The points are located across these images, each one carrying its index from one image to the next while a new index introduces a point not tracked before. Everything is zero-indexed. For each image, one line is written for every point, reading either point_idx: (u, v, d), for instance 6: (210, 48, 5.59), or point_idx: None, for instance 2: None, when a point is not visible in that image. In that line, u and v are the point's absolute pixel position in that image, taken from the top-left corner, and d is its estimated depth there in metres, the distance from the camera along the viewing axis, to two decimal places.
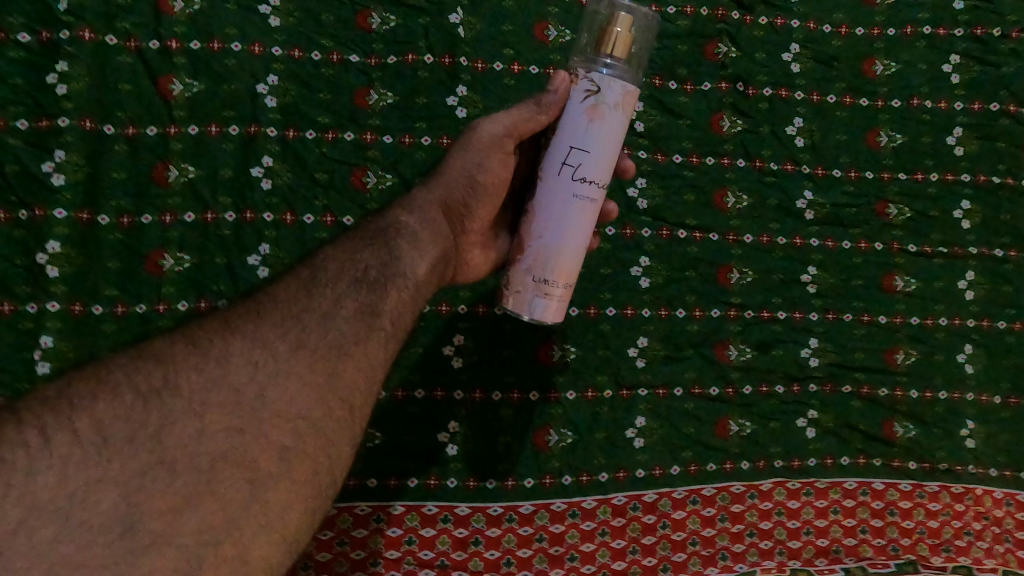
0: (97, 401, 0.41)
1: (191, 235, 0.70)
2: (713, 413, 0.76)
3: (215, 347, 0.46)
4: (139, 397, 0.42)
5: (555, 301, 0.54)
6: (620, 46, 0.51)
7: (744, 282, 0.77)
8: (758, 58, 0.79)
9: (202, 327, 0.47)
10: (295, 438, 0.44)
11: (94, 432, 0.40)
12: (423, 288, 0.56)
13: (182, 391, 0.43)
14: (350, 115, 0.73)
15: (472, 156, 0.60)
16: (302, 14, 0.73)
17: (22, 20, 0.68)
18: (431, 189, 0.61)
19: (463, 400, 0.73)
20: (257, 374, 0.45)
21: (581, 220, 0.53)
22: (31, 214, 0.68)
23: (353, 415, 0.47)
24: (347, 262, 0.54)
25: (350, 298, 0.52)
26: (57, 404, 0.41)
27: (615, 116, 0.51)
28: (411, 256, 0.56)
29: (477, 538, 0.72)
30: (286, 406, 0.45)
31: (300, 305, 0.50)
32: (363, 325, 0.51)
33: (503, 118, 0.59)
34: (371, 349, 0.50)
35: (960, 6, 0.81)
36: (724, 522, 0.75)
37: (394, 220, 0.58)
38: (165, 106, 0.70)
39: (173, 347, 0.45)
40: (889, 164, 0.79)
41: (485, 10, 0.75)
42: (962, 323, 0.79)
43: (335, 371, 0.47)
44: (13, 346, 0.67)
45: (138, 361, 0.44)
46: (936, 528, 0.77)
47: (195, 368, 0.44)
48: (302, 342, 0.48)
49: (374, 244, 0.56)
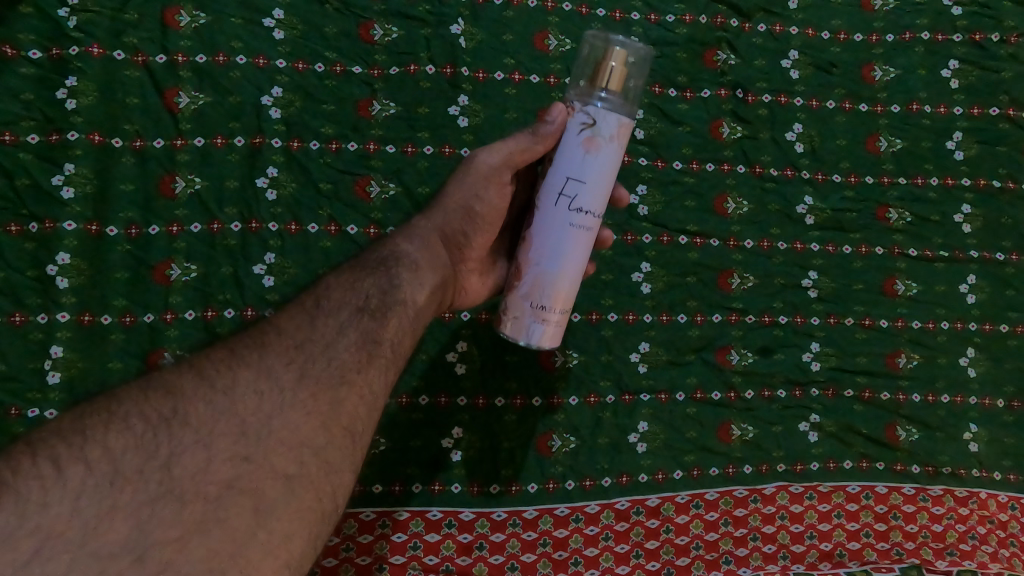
0: (109, 433, 0.43)
1: (198, 245, 0.71)
2: (716, 418, 0.76)
3: (222, 378, 0.47)
4: (149, 427, 0.43)
5: (552, 327, 0.56)
6: (615, 80, 0.52)
7: (745, 287, 0.78)
8: (757, 65, 0.79)
9: (208, 358, 0.48)
10: (300, 466, 0.46)
11: (106, 462, 0.42)
12: (422, 315, 0.58)
13: (191, 421, 0.45)
14: (354, 125, 0.74)
15: (469, 187, 0.61)
16: (306, 27, 0.74)
17: (32, 37, 0.70)
18: (430, 219, 0.62)
19: (467, 406, 0.74)
20: (263, 404, 0.47)
21: (578, 248, 0.55)
22: (41, 226, 0.69)
23: (354, 442, 0.49)
24: (348, 290, 0.55)
25: (351, 328, 0.53)
26: (69, 436, 0.42)
27: (611, 148, 0.52)
28: (411, 285, 0.57)
29: (481, 543, 0.72)
30: (290, 435, 0.46)
31: (304, 335, 0.52)
32: (364, 354, 0.52)
33: (499, 148, 0.60)
34: (372, 377, 0.52)
35: (959, 12, 0.81)
36: (727, 526, 0.75)
37: (394, 249, 0.60)
38: (172, 119, 0.72)
39: (182, 379, 0.47)
40: (889, 168, 0.80)
41: (485, 21, 0.76)
42: (964, 326, 0.79)
43: (337, 400, 0.49)
44: (23, 356, 0.68)
45: (147, 394, 0.45)
46: (940, 531, 0.77)
47: (204, 399, 0.46)
48: (305, 372, 0.49)
49: (375, 272, 0.57)
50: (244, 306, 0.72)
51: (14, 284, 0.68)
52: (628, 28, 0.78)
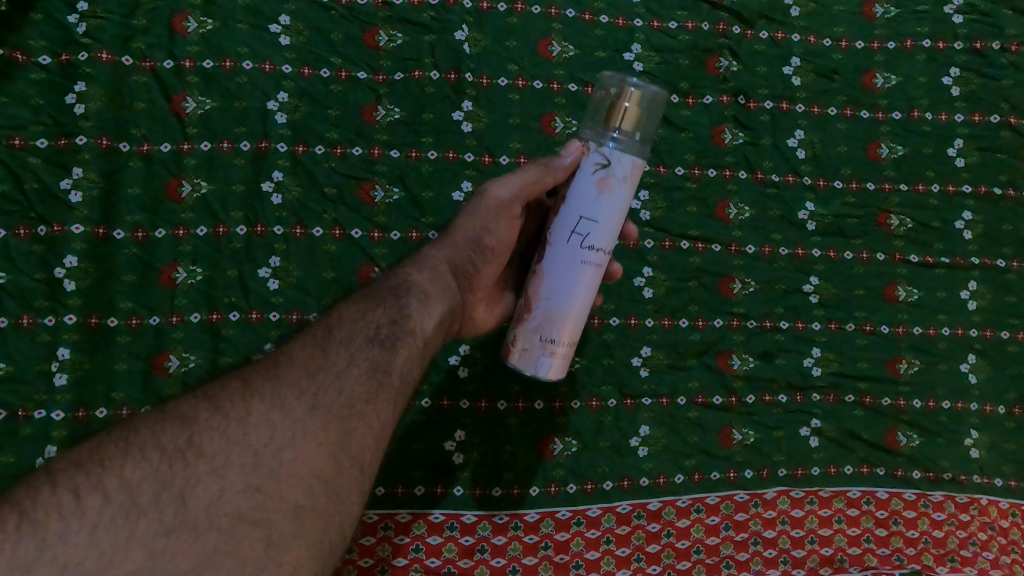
0: (126, 463, 0.45)
1: (203, 248, 0.72)
2: (717, 423, 0.76)
3: (236, 408, 0.49)
4: (165, 458, 0.46)
5: (560, 360, 0.57)
6: (629, 121, 0.53)
7: (746, 292, 0.78)
8: (759, 71, 0.80)
9: (223, 387, 0.51)
10: (309, 497, 0.48)
11: (122, 493, 0.44)
12: (431, 344, 0.59)
13: (205, 452, 0.47)
14: (358, 130, 0.75)
15: (480, 217, 0.62)
16: (312, 33, 0.75)
17: (42, 43, 0.71)
18: (442, 248, 0.63)
19: (469, 409, 0.74)
20: (275, 435, 0.49)
21: (588, 284, 0.56)
22: (49, 229, 0.70)
23: (363, 472, 0.51)
24: (360, 319, 0.57)
25: (362, 358, 0.55)
26: (88, 465, 0.45)
27: (623, 188, 0.53)
28: (421, 314, 0.58)
29: (483, 546, 0.73)
30: (300, 466, 0.49)
31: (316, 366, 0.53)
32: (373, 385, 0.54)
33: (512, 182, 0.61)
34: (381, 407, 0.54)
35: (959, 20, 0.82)
36: (728, 530, 0.75)
37: (406, 278, 0.60)
38: (178, 124, 0.72)
39: (197, 408, 0.49)
40: (890, 175, 0.80)
41: (490, 28, 0.77)
42: (965, 332, 0.80)
43: (347, 431, 0.51)
44: (30, 357, 0.69)
45: (164, 423, 0.48)
46: (941, 537, 0.77)
47: (218, 430, 0.48)
48: (316, 403, 0.51)
49: (386, 301, 0.58)
50: (249, 308, 0.72)
51: (21, 286, 0.69)
52: (631, 35, 0.79)
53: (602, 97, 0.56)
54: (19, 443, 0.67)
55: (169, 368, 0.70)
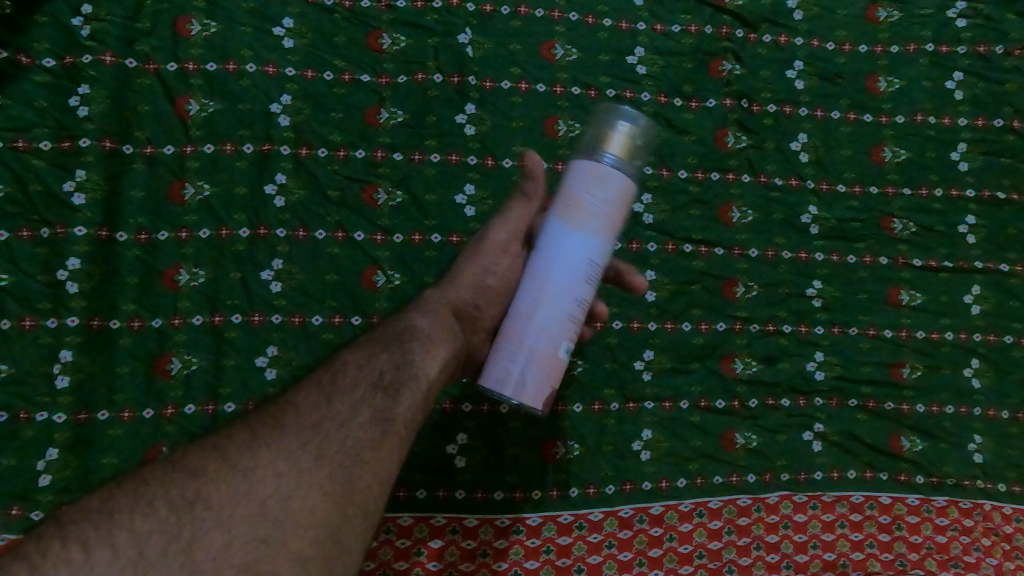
0: (135, 514, 0.46)
1: (207, 251, 0.72)
2: (719, 427, 0.76)
3: (242, 458, 0.50)
4: (172, 509, 0.47)
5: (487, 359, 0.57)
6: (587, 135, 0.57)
7: (749, 295, 0.78)
8: (762, 75, 0.80)
9: (230, 438, 0.51)
10: (315, 547, 0.48)
11: (130, 546, 0.45)
12: (435, 388, 0.58)
13: (213, 502, 0.48)
14: (362, 133, 0.75)
15: (481, 259, 0.63)
16: (316, 36, 0.76)
17: (47, 45, 0.71)
18: (444, 290, 0.63)
19: (471, 413, 0.74)
20: (281, 485, 0.49)
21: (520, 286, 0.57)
22: (52, 231, 0.70)
23: (368, 520, 0.51)
24: (364, 367, 0.56)
25: (366, 405, 0.54)
26: (98, 518, 0.45)
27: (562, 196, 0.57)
28: (425, 360, 0.58)
29: (485, 550, 0.72)
30: (306, 516, 0.49)
31: (320, 415, 0.53)
32: (378, 433, 0.54)
33: (509, 224, 0.63)
34: (385, 455, 0.53)
35: (963, 24, 0.82)
36: (730, 535, 0.75)
37: (408, 323, 0.60)
38: (182, 126, 0.72)
39: (203, 459, 0.50)
40: (893, 178, 0.80)
41: (493, 31, 0.77)
42: (969, 337, 0.79)
43: (352, 480, 0.51)
44: (32, 359, 0.68)
45: (172, 475, 0.49)
46: (945, 543, 0.76)
47: (224, 480, 0.49)
48: (321, 452, 0.51)
49: (389, 347, 0.58)
50: (251, 311, 0.72)
51: (24, 288, 0.69)
52: (635, 39, 0.79)
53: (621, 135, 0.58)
54: (21, 446, 0.67)
55: (171, 370, 0.70)
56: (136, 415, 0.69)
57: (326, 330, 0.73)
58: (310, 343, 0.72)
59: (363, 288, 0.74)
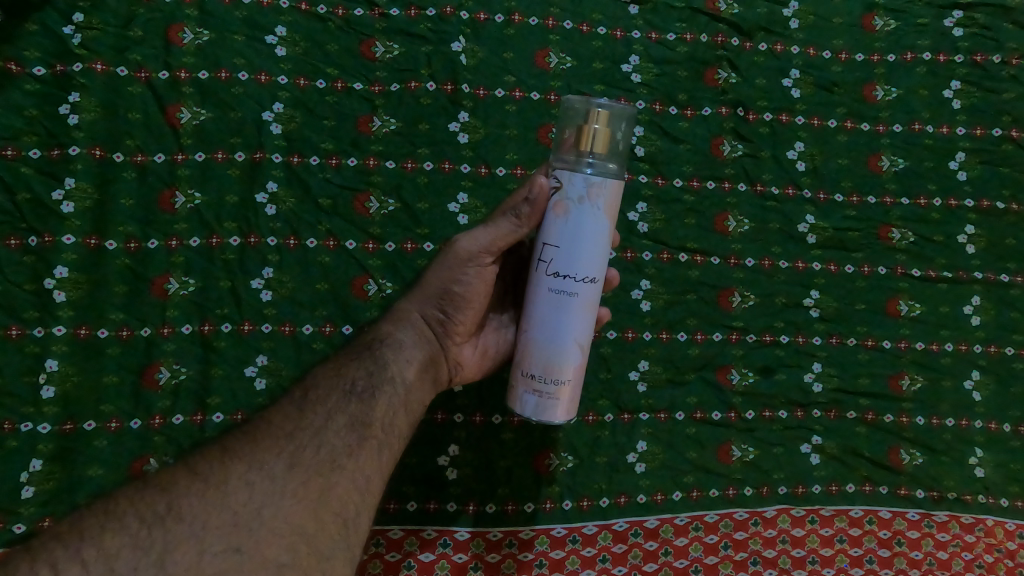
0: (104, 532, 0.45)
1: (197, 260, 0.71)
2: (715, 438, 0.75)
3: (215, 473, 0.50)
4: (143, 524, 0.46)
5: (544, 398, 0.54)
6: (599, 144, 0.52)
7: (745, 306, 0.77)
8: (757, 84, 0.79)
9: (203, 455, 0.51)
10: (291, 555, 0.48)
11: (100, 562, 0.44)
12: (413, 390, 0.60)
13: (185, 515, 0.47)
14: (354, 141, 0.75)
15: (447, 268, 0.60)
16: (308, 44, 0.75)
17: (38, 54, 0.71)
18: (417, 300, 0.63)
19: (463, 423, 0.73)
20: (253, 495, 0.49)
21: (566, 316, 0.53)
22: (40, 239, 0.69)
23: (348, 529, 0.51)
24: (336, 378, 0.58)
25: (339, 413, 0.56)
26: (67, 537, 0.45)
27: (581, 211, 0.51)
28: (398, 364, 0.60)
29: (476, 564, 0.71)
30: (283, 524, 0.49)
31: (292, 425, 0.54)
32: (354, 438, 0.55)
33: (481, 234, 0.58)
34: (363, 460, 0.54)
35: (960, 33, 0.81)
36: (727, 549, 0.74)
37: (382, 333, 0.61)
38: (173, 133, 0.72)
39: (175, 475, 0.49)
40: (891, 188, 0.79)
41: (486, 38, 0.77)
42: (969, 348, 0.78)
43: (327, 486, 0.51)
44: (18, 370, 0.68)
45: (144, 492, 0.48)
46: (945, 559, 0.75)
47: (197, 494, 0.48)
48: (295, 461, 0.52)
49: (361, 357, 0.60)
50: (241, 320, 0.71)
51: (11, 298, 0.69)
52: (629, 46, 0.79)
53: (567, 118, 0.55)
54: (6, 457, 0.67)
55: (159, 380, 0.70)
56: (123, 425, 0.69)
57: (316, 340, 0.72)
58: (300, 353, 0.72)
59: (354, 298, 0.73)
